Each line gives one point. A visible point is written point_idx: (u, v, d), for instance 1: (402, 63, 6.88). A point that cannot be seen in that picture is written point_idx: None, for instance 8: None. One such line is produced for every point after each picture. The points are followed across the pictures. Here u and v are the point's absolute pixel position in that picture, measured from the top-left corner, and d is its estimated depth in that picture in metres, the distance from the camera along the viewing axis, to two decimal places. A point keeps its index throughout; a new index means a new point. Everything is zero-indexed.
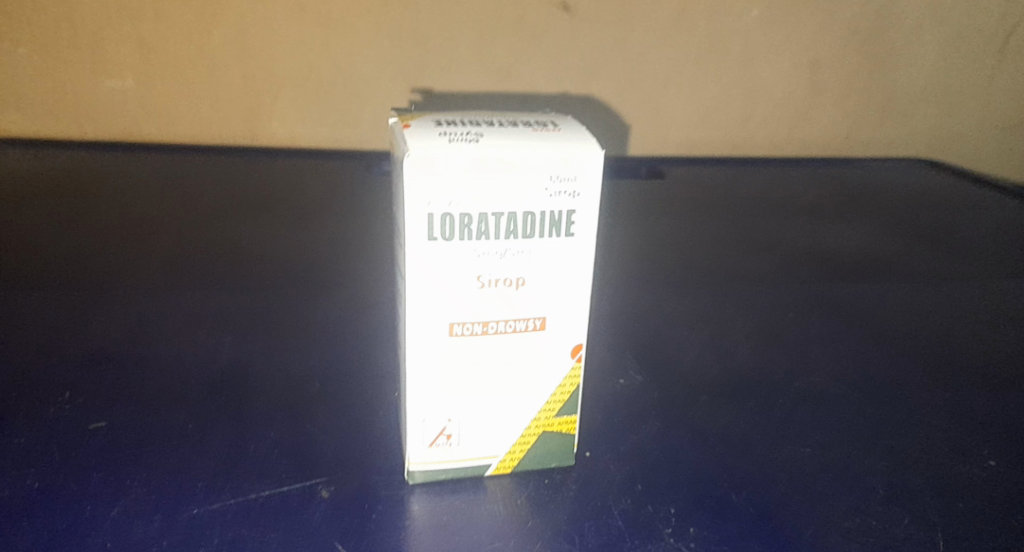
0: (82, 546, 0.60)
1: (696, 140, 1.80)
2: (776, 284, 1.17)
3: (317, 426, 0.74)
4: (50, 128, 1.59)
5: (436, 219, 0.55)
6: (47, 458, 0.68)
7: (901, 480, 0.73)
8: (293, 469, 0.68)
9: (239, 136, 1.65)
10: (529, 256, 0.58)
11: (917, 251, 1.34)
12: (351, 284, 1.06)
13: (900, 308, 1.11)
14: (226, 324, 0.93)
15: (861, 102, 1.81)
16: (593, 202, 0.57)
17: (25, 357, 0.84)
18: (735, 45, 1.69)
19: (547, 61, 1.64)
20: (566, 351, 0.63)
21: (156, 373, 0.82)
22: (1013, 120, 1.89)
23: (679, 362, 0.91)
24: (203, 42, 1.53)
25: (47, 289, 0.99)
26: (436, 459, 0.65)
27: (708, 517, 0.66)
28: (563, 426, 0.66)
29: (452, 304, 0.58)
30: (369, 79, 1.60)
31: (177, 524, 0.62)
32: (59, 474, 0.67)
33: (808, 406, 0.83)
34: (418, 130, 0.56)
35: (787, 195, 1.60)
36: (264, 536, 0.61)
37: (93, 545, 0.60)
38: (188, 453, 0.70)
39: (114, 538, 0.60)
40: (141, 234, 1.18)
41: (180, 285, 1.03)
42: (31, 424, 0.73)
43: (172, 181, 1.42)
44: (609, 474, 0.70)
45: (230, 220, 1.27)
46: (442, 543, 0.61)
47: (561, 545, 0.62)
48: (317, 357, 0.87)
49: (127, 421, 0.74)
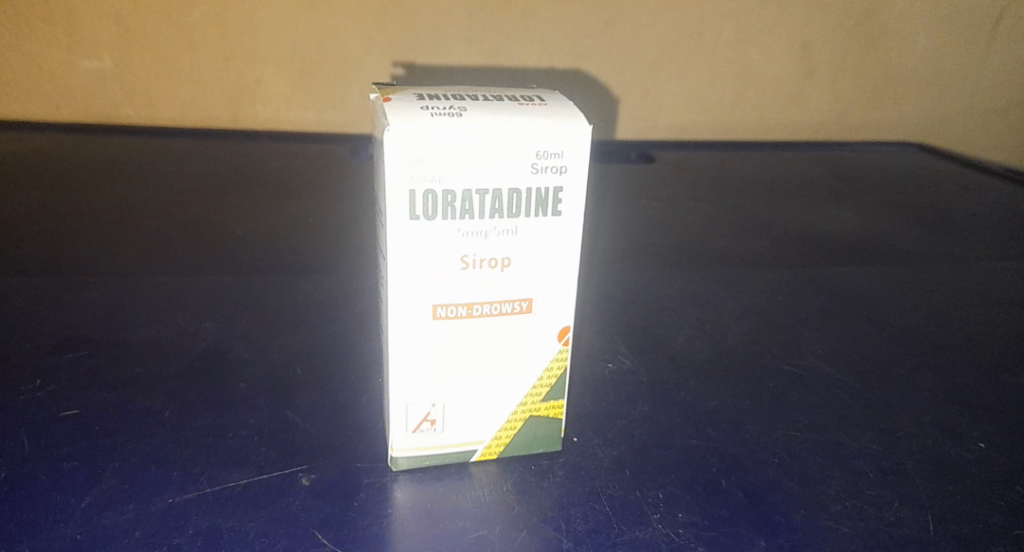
0: (52, 537, 0.58)
1: (686, 123, 1.78)
2: (767, 267, 1.15)
3: (298, 413, 0.72)
4: (25, 110, 1.55)
5: (418, 197, 0.53)
6: (16, 447, 0.66)
7: (893, 464, 0.72)
8: (273, 456, 0.66)
9: (221, 118, 1.61)
10: (514, 236, 0.56)
11: (909, 234, 1.33)
12: (336, 268, 1.04)
13: (892, 291, 1.09)
14: (206, 309, 0.91)
15: (852, 85, 1.80)
16: (581, 180, 0.55)
17: None
18: (726, 26, 1.67)
19: (536, 42, 1.62)
20: (554, 334, 0.61)
21: (132, 360, 0.80)
22: (1004, 105, 1.88)
23: (669, 346, 0.90)
24: (184, 20, 1.50)
25: (22, 274, 0.97)
26: (419, 446, 0.63)
27: (697, 502, 0.65)
28: (550, 411, 0.65)
29: (436, 286, 0.56)
30: (355, 60, 1.57)
31: (152, 514, 0.60)
32: (29, 464, 0.64)
33: (800, 390, 0.82)
34: (399, 104, 0.54)
35: (779, 178, 1.59)
36: (243, 526, 0.59)
37: (64, 536, 0.58)
38: (164, 441, 0.68)
39: (85, 529, 0.58)
40: (120, 217, 1.16)
41: (158, 270, 1.00)
42: (1, 412, 0.70)
43: (151, 164, 1.39)
44: (597, 460, 0.68)
45: (211, 204, 1.24)
46: (425, 530, 0.60)
47: (548, 532, 0.60)
48: (298, 342, 0.84)
49: (100, 409, 0.71)
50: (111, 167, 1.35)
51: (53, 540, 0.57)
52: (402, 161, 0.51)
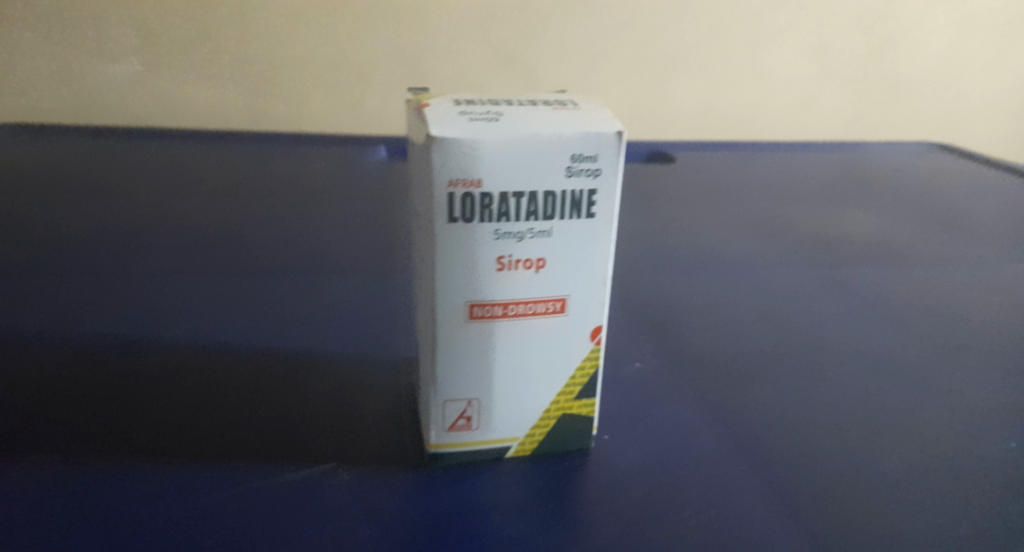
0: (110, 527, 0.60)
1: (705, 123, 1.79)
2: (788, 267, 1.16)
3: (334, 409, 0.74)
4: (54, 114, 1.58)
5: (456, 199, 0.54)
6: (71, 439, 0.69)
7: (921, 463, 0.72)
8: (312, 453, 0.68)
9: (245, 122, 1.63)
10: (550, 237, 0.57)
11: (930, 233, 1.33)
12: (364, 267, 1.06)
13: (914, 290, 1.10)
14: (240, 308, 0.93)
15: (869, 84, 1.81)
16: (614, 183, 0.56)
17: (43, 339, 0.84)
18: (744, 27, 1.69)
19: (556, 44, 1.63)
20: (586, 334, 0.62)
21: (175, 356, 0.82)
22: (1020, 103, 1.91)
23: (694, 345, 0.90)
24: (210, 25, 1.53)
25: (60, 274, 0.99)
26: (454, 443, 0.65)
27: (726, 499, 0.66)
28: (583, 409, 0.66)
29: (473, 285, 0.58)
30: (378, 63, 1.60)
31: (200, 507, 0.62)
32: (83, 455, 0.67)
33: (824, 388, 0.83)
34: (438, 109, 0.55)
35: (798, 178, 1.59)
36: (287, 520, 0.61)
37: (120, 526, 0.60)
38: (206, 437, 0.69)
39: (139, 520, 0.61)
40: (151, 220, 1.18)
41: (191, 270, 1.02)
42: (54, 405, 0.73)
43: (181, 167, 1.42)
44: (628, 457, 0.70)
45: (238, 206, 1.26)
46: (463, 523, 0.61)
47: (582, 527, 0.62)
48: (331, 340, 0.86)
49: (146, 404, 0.74)
50: (141, 171, 1.38)
51: (111, 530, 0.60)
52: (442, 167, 0.53)
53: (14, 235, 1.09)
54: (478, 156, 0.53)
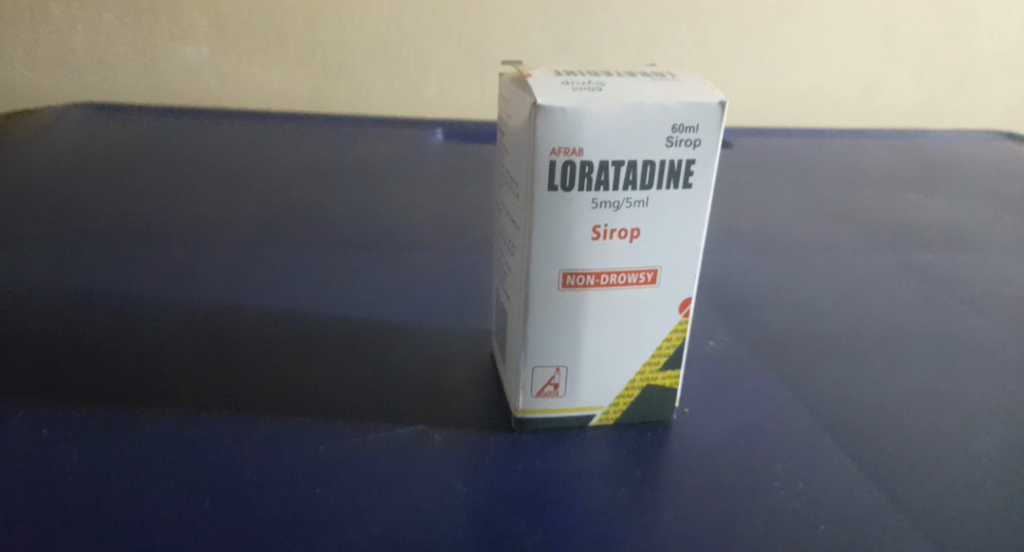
0: (220, 478, 0.63)
1: (767, 109, 1.76)
2: (859, 251, 1.15)
3: (420, 375, 0.76)
4: (130, 95, 1.62)
5: (558, 167, 0.55)
6: (175, 396, 0.72)
7: (1009, 445, 0.71)
8: (402, 416, 0.70)
9: (311, 103, 1.66)
10: (646, 207, 0.58)
11: (1003, 219, 1.31)
12: (435, 243, 1.08)
13: (990, 275, 1.08)
14: (321, 279, 0.95)
15: (936, 69, 1.77)
16: (712, 153, 0.56)
17: (140, 303, 0.87)
18: (810, 11, 1.66)
19: (619, 26, 1.63)
20: (676, 305, 0.63)
21: (264, 322, 0.85)
22: None
23: (767, 326, 0.90)
24: (280, 7, 1.56)
25: (148, 245, 1.03)
26: (541, 410, 0.66)
27: (812, 473, 0.66)
28: (667, 380, 0.67)
29: (569, 254, 0.59)
30: (443, 44, 1.62)
31: (302, 462, 0.64)
32: (188, 411, 0.70)
33: (904, 370, 0.82)
34: (540, 79, 0.57)
35: (865, 164, 1.57)
36: (383, 478, 0.63)
37: (229, 477, 0.63)
38: (299, 398, 0.72)
39: (247, 473, 0.63)
40: (228, 195, 1.21)
41: (270, 244, 1.05)
42: (156, 364, 0.76)
43: (254, 146, 1.45)
44: (711, 431, 0.70)
45: (310, 184, 1.29)
46: (554, 487, 0.63)
47: (672, 495, 0.63)
48: (410, 311, 0.88)
49: (242, 366, 0.76)
50: (216, 149, 1.42)
51: (221, 481, 0.63)
52: (546, 135, 0.54)
53: (101, 208, 1.13)
54: (581, 124, 0.54)
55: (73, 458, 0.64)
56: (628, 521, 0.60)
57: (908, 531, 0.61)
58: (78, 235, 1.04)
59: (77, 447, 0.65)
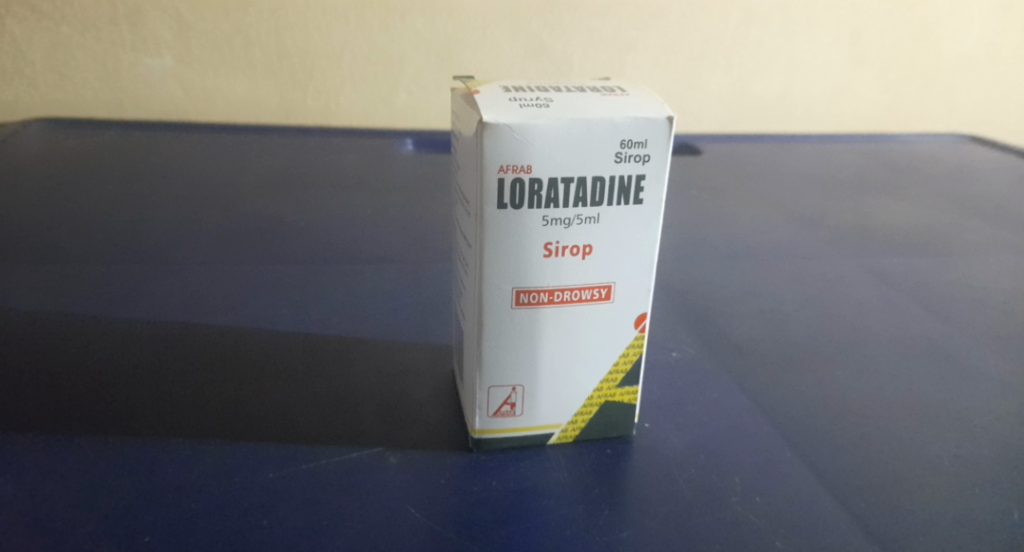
0: (170, 505, 0.61)
1: (734, 115, 1.77)
2: (823, 256, 1.15)
3: (377, 394, 0.74)
4: (88, 108, 1.59)
5: (506, 185, 0.54)
6: (126, 421, 0.70)
7: (969, 452, 0.72)
8: (361, 436, 0.69)
9: (276, 114, 1.64)
10: (597, 224, 0.57)
11: (966, 222, 1.32)
12: (399, 256, 1.07)
13: (953, 279, 1.09)
14: (281, 295, 0.94)
15: (900, 74, 1.80)
16: (662, 168, 0.56)
17: (95, 322, 0.85)
18: (775, 17, 1.67)
19: (586, 34, 1.63)
20: (631, 321, 0.62)
21: (222, 340, 0.83)
22: None
23: (732, 335, 0.90)
24: (241, 18, 1.54)
25: (104, 263, 1.00)
26: (498, 429, 0.65)
27: (774, 486, 0.66)
28: (624, 396, 0.66)
29: (521, 271, 0.58)
30: (409, 55, 1.61)
31: (255, 488, 0.63)
32: (138, 437, 0.68)
33: (866, 377, 0.82)
34: (488, 95, 0.56)
35: (831, 169, 1.58)
36: (337, 503, 0.62)
37: (179, 505, 0.61)
38: (256, 419, 0.71)
39: (198, 500, 0.62)
40: (188, 210, 1.19)
41: (231, 259, 1.04)
42: (110, 387, 0.74)
43: (216, 159, 1.43)
44: (671, 445, 0.70)
45: (273, 196, 1.27)
46: (511, 507, 0.62)
47: (631, 513, 0.62)
48: (371, 326, 0.87)
49: (197, 387, 0.75)
50: (178, 162, 1.40)
51: (170, 509, 0.61)
52: (493, 153, 0.53)
53: (58, 225, 1.10)
54: (528, 141, 0.53)
55: (17, 488, 0.63)
56: (586, 540, 0.59)
57: (869, 544, 0.61)
58: (32, 254, 1.01)
59: (20, 476, 0.64)
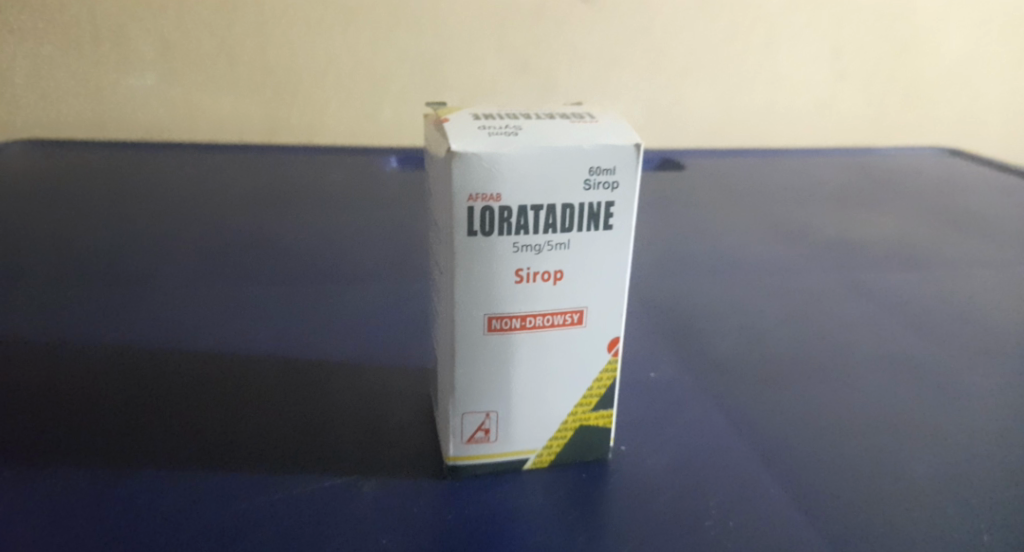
0: (139, 536, 0.61)
1: (716, 129, 1.78)
2: (804, 272, 1.16)
3: (352, 421, 0.74)
4: (70, 128, 1.58)
5: (476, 213, 0.54)
6: (99, 450, 0.69)
7: (944, 470, 0.72)
8: (337, 462, 0.69)
9: (259, 132, 1.64)
10: (569, 249, 0.58)
11: (946, 236, 1.33)
12: (381, 276, 1.07)
13: (932, 294, 1.10)
14: (261, 317, 0.94)
15: (882, 88, 1.81)
16: (631, 195, 0.56)
17: (74, 347, 0.85)
18: (756, 33, 1.69)
19: (569, 51, 1.64)
20: (605, 345, 0.62)
21: (201, 364, 0.83)
22: None
23: (711, 353, 0.90)
24: (224, 38, 1.54)
25: (83, 286, 1.00)
26: (474, 454, 0.65)
27: (749, 507, 0.66)
28: (600, 419, 0.66)
29: (493, 299, 0.58)
30: (392, 73, 1.61)
31: (227, 517, 0.63)
32: (112, 465, 0.68)
33: (845, 395, 0.83)
34: (458, 124, 0.56)
35: (813, 183, 1.59)
36: (309, 531, 0.62)
37: (148, 537, 0.61)
38: (237, 443, 0.71)
39: (169, 530, 0.61)
40: (168, 230, 1.19)
41: (212, 280, 1.04)
42: (85, 414, 0.74)
43: (198, 178, 1.43)
44: (648, 466, 0.70)
45: (255, 216, 1.27)
46: (485, 533, 0.62)
47: (607, 536, 0.62)
48: (349, 349, 0.87)
49: (171, 414, 0.74)
50: (160, 182, 1.40)
51: (141, 539, 0.61)
52: (463, 181, 0.53)
53: (37, 247, 1.10)
54: (498, 170, 0.53)
55: None
56: None
57: None
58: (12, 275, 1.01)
59: None
